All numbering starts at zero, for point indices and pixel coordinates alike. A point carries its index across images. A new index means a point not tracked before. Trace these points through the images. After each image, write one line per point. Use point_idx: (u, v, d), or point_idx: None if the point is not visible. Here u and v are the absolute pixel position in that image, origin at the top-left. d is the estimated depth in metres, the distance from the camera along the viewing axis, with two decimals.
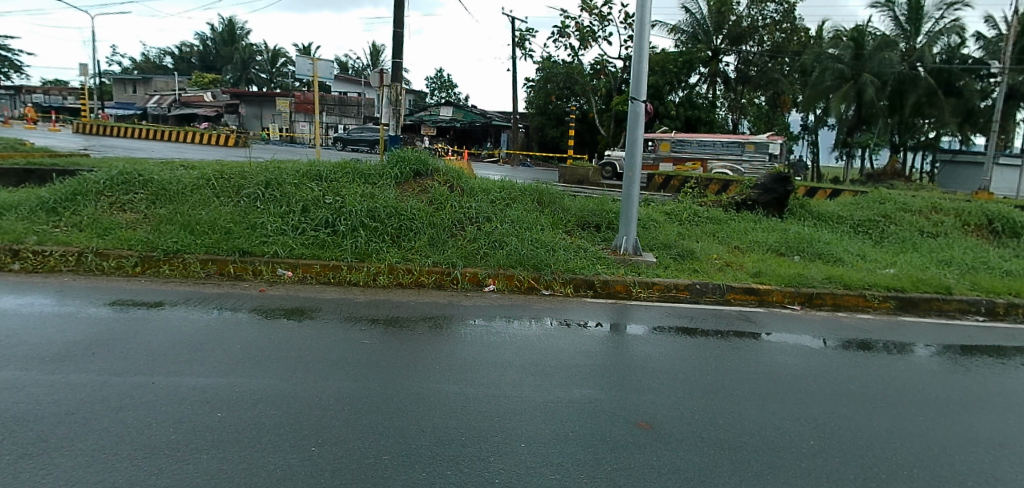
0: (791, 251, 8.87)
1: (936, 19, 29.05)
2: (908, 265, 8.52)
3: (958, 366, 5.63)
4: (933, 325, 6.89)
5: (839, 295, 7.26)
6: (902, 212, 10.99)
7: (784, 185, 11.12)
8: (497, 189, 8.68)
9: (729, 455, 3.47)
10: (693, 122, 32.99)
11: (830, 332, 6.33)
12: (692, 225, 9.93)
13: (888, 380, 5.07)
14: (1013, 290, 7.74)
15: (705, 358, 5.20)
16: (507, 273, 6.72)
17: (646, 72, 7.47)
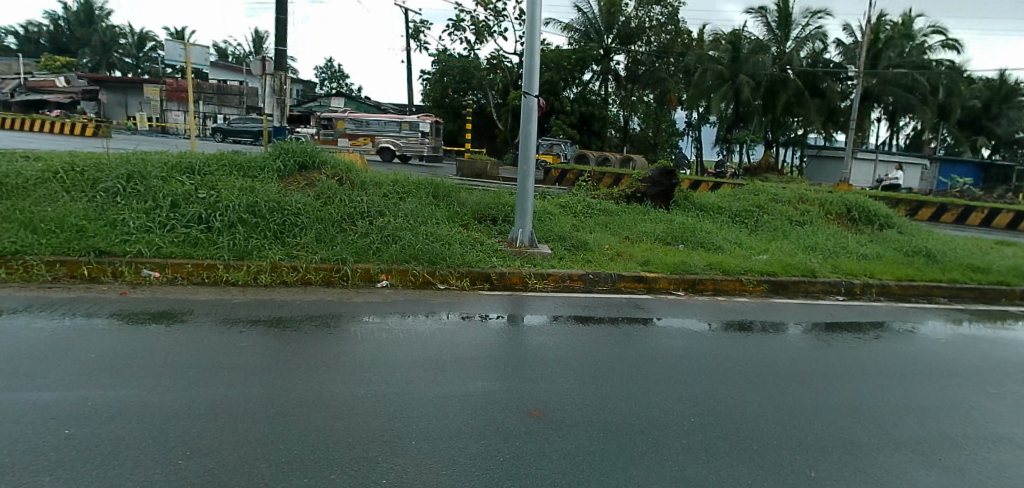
0: (676, 240, 9.33)
1: (803, 26, 31.51)
2: (779, 251, 9.21)
3: (823, 342, 6.15)
4: (801, 305, 7.51)
5: (719, 281, 7.74)
6: (774, 202, 11.89)
7: (670, 178, 11.67)
8: (389, 183, 8.50)
9: (615, 436, 3.59)
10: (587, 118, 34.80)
11: (712, 315, 6.72)
12: (586, 216, 10.22)
13: (763, 358, 5.45)
14: (868, 271, 8.58)
15: (597, 345, 5.35)
16: (400, 268, 6.57)
17: (537, 67, 7.56)
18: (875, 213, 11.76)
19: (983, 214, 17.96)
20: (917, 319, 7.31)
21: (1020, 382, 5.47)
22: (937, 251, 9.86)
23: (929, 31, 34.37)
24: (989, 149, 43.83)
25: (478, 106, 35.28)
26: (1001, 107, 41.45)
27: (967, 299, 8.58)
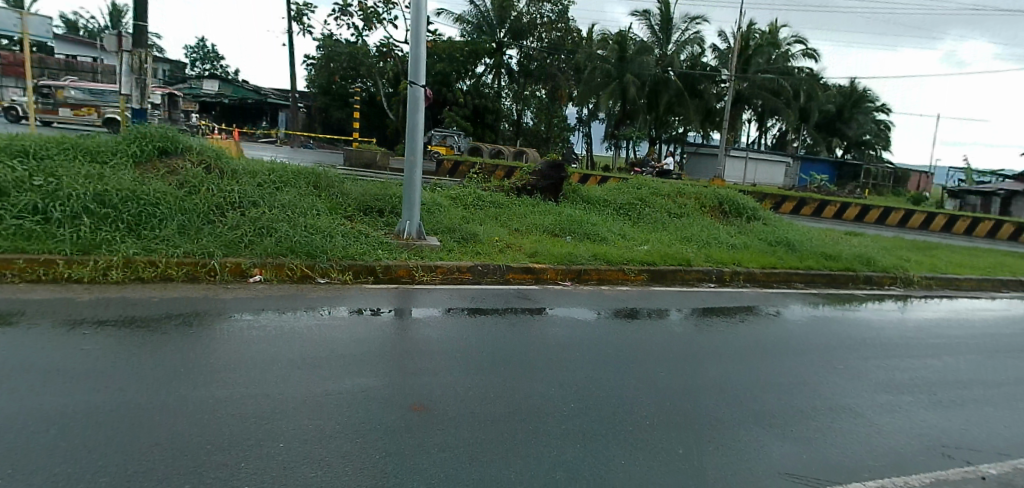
0: (564, 232, 9.55)
1: (682, 31, 33.33)
2: (659, 242, 9.68)
3: (698, 327, 6.54)
4: (677, 292, 7.94)
5: (603, 271, 8.01)
6: (655, 196, 12.48)
7: (559, 172, 11.98)
8: (264, 172, 8.05)
9: (498, 426, 3.68)
10: (481, 111, 34.35)
11: (598, 304, 6.94)
12: (475, 209, 10.22)
13: (642, 344, 5.71)
14: (737, 260, 9.23)
15: (483, 336, 5.35)
16: (276, 262, 6.25)
17: (423, 57, 7.43)
18: (744, 206, 12.67)
19: (834, 207, 19.92)
20: (778, 303, 7.96)
21: (861, 356, 6.12)
22: (796, 241, 10.79)
23: (792, 41, 37.51)
24: (840, 149, 48.67)
25: (368, 95, 34.28)
26: (850, 112, 46.03)
27: (820, 284, 9.47)
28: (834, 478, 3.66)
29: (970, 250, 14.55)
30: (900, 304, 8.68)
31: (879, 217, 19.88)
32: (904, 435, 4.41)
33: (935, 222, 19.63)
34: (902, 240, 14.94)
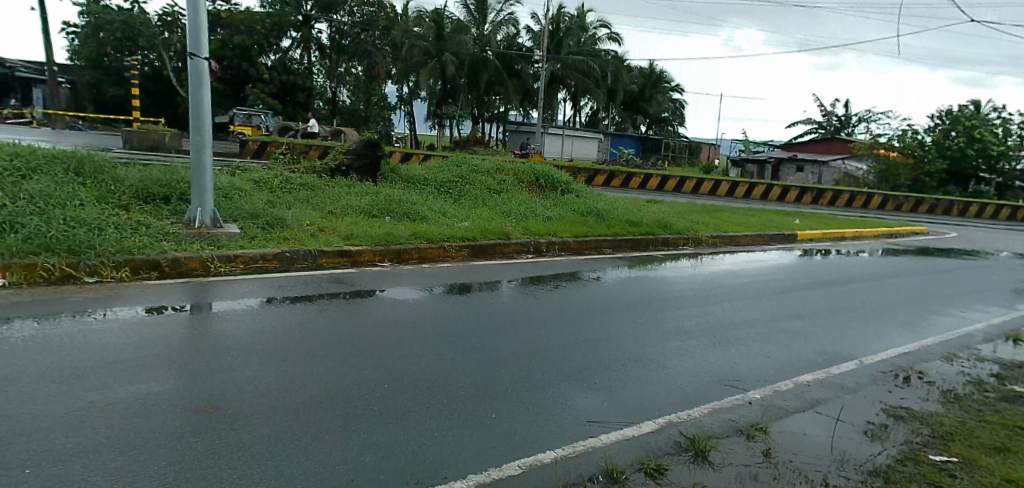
0: (382, 213, 9.33)
1: (497, 11, 34.08)
2: (479, 218, 9.84)
3: (516, 296, 6.77)
4: (497, 265, 8.16)
5: (423, 249, 7.97)
6: (474, 173, 12.66)
7: (374, 150, 11.62)
8: (7, 159, 6.85)
9: (304, 417, 3.54)
10: (289, 88, 32.80)
11: (424, 282, 6.90)
12: (283, 192, 9.60)
13: (461, 317, 5.80)
14: (552, 231, 9.69)
15: (291, 324, 5.08)
16: (25, 261, 5.35)
17: (205, 26, 6.79)
18: (559, 180, 13.32)
19: (639, 179, 21.73)
20: (592, 268, 8.52)
21: (658, 309, 6.75)
22: (604, 211, 11.60)
23: (598, 25, 39.97)
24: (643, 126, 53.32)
25: (151, 69, 30.73)
26: (650, 92, 50.79)
27: (626, 248, 10.29)
28: (628, 420, 4.03)
29: (747, 210, 16.75)
30: (692, 261, 9.71)
31: (677, 186, 22.08)
32: (689, 374, 4.96)
33: (721, 188, 22.30)
34: (695, 205, 16.74)
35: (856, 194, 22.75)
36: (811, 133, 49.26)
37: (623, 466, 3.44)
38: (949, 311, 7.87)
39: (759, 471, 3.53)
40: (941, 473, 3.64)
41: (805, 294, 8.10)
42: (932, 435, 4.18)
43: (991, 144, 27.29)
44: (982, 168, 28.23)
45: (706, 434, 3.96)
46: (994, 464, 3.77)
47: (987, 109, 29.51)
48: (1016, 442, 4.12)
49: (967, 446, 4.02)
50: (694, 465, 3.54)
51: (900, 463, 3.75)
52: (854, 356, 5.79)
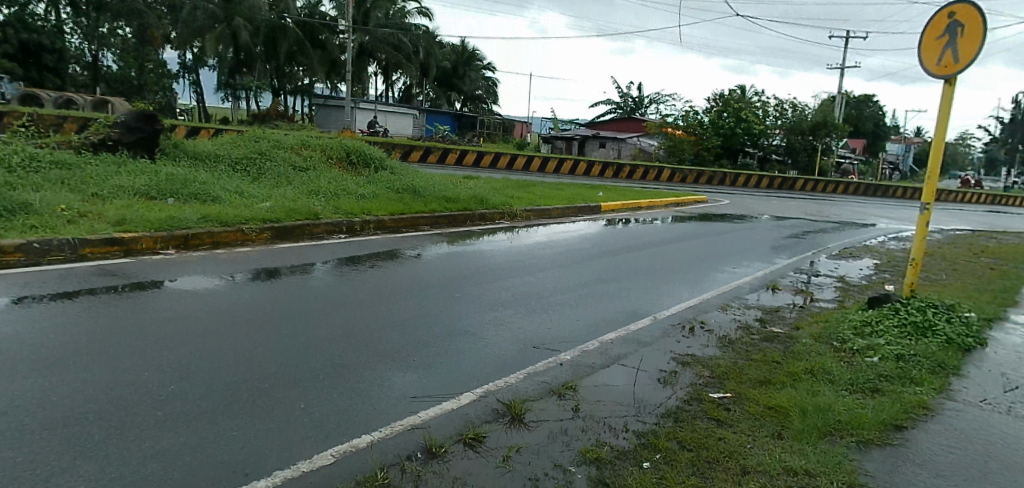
0: (164, 193, 8.30)
1: None
2: (283, 198, 9.14)
3: (329, 277, 6.42)
4: (305, 247, 7.65)
5: (218, 234, 7.22)
6: (276, 149, 11.76)
7: (150, 124, 10.29)
8: None
9: (64, 433, 3.01)
10: (32, 49, 27.91)
11: (225, 269, 6.26)
12: (30, 173, 8.12)
13: (265, 304, 5.35)
14: (366, 210, 9.34)
15: (47, 326, 4.30)
16: None
17: None
18: (371, 156, 12.84)
19: (455, 155, 21.78)
20: (411, 245, 8.36)
21: (475, 283, 6.83)
22: (419, 187, 11.46)
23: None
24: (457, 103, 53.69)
25: None
26: (462, 69, 51.35)
27: (443, 224, 10.27)
28: (446, 392, 4.01)
29: (557, 184, 17.67)
30: (508, 235, 9.97)
31: (492, 162, 22.51)
32: (505, 342, 5.08)
33: (533, 164, 23.21)
34: (509, 180, 17.24)
35: (650, 168, 25.13)
36: (611, 111, 53.28)
37: (441, 440, 3.40)
38: (724, 268, 8.99)
39: (568, 426, 3.72)
40: (719, 408, 4.13)
41: (609, 260, 8.73)
42: (712, 376, 4.73)
43: (754, 123, 31.68)
44: (747, 144, 32.71)
45: (521, 398, 4.06)
46: (759, 395, 4.36)
47: (750, 93, 34.12)
48: (776, 374, 4.82)
49: (739, 382, 4.60)
50: (510, 430, 3.61)
51: (686, 403, 4.18)
52: (651, 314, 6.35)
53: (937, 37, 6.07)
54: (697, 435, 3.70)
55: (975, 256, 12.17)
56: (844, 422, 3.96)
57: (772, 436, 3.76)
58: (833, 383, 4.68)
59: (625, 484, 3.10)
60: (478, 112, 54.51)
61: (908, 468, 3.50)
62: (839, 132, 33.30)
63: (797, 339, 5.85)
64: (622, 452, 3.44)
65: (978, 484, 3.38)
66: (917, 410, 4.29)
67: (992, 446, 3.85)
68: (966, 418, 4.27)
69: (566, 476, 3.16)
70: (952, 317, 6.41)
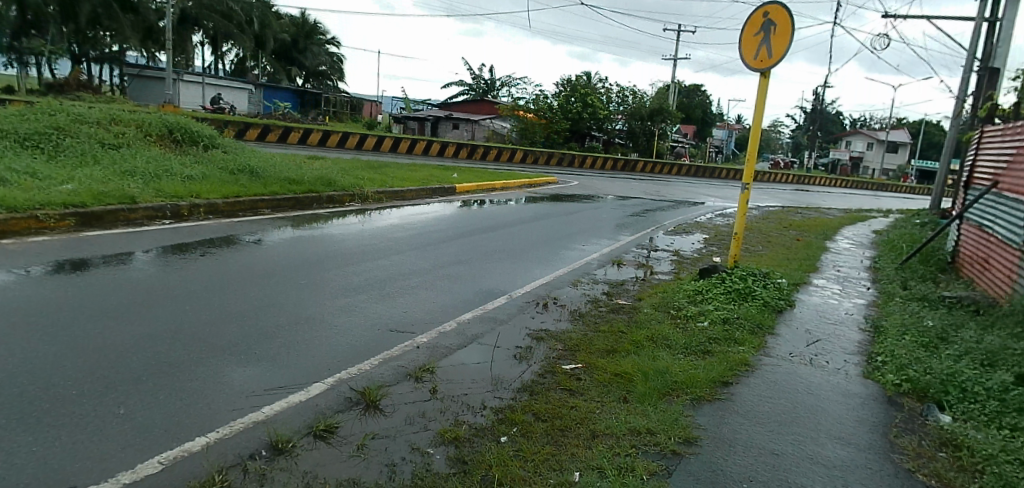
0: None
1: None
2: (90, 179, 8.10)
3: (152, 266, 5.79)
4: (120, 234, 6.83)
5: (4, 221, 6.24)
6: (78, 124, 10.37)
7: None
8: None
9: None
10: None
11: (18, 262, 5.42)
12: None
13: (71, 299, 4.70)
14: (193, 193, 8.55)
15: None
16: None
17: None
18: (198, 133, 11.73)
19: (299, 133, 20.59)
20: (250, 230, 7.79)
21: (324, 268, 6.52)
22: (258, 168, 10.71)
23: None
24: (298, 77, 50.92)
25: None
26: (303, 42, 48.69)
27: (287, 208, 9.68)
28: (294, 384, 3.79)
29: (410, 166, 17.40)
30: (360, 217, 9.64)
31: (340, 141, 21.58)
32: (358, 328, 4.90)
33: (385, 144, 22.62)
34: (357, 161, 16.67)
35: (503, 149, 25.63)
36: (463, 93, 53.39)
37: (288, 435, 3.20)
38: (574, 246, 9.40)
39: (425, 408, 3.67)
40: (571, 378, 4.31)
41: (464, 241, 8.76)
42: (564, 349, 4.92)
43: (598, 108, 33.34)
44: (593, 128, 34.39)
45: (377, 384, 3.95)
46: (606, 363, 4.62)
47: (594, 80, 35.92)
48: (621, 343, 5.13)
49: (588, 353, 4.84)
50: (364, 417, 3.50)
51: (540, 376, 4.31)
52: (505, 292, 6.47)
53: (754, 33, 6.72)
54: (550, 406, 3.83)
55: (785, 229, 13.84)
56: (680, 382, 4.32)
57: (619, 400, 4.00)
58: (671, 348, 5.08)
59: (482, 460, 3.13)
60: (321, 89, 52.01)
61: (734, 419, 3.89)
62: (673, 119, 36.11)
63: (639, 309, 6.27)
64: (479, 429, 3.47)
65: (789, 427, 3.84)
66: (740, 367, 4.79)
67: (800, 394, 4.40)
68: (778, 370, 4.84)
69: (424, 458, 3.12)
70: (767, 283, 7.23)
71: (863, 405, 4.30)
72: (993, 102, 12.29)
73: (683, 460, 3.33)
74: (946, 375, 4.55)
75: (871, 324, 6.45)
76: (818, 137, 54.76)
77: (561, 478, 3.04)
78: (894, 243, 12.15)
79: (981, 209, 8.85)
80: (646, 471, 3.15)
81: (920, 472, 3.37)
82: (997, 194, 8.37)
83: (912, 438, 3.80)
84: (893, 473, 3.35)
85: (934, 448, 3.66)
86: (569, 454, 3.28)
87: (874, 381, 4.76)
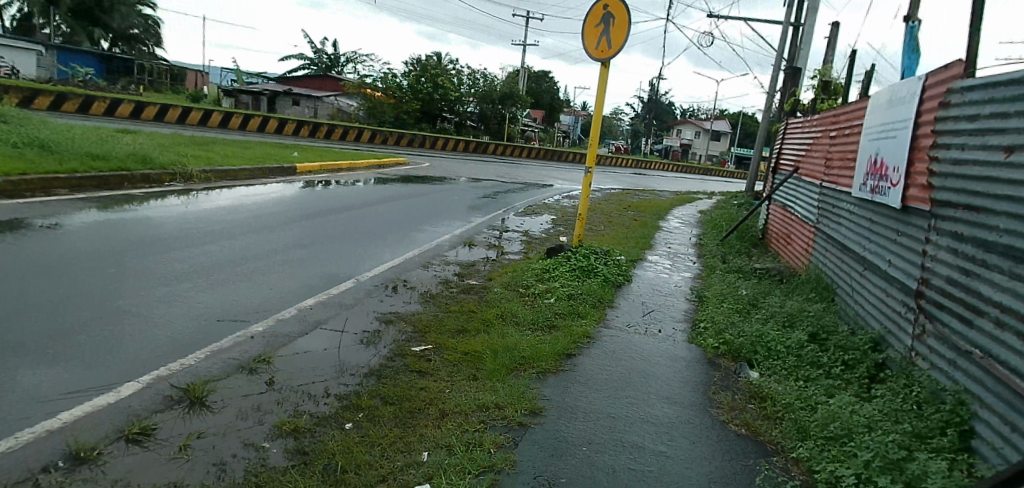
0: None
1: None
2: None
3: None
4: None
5: None
6: None
7: None
8: None
9: None
10: None
11: None
12: None
13: None
14: None
15: None
16: None
17: None
18: None
19: (105, 104, 18.25)
20: (44, 214, 6.79)
21: (140, 255, 5.87)
22: (51, 142, 9.33)
23: None
24: (107, 41, 44.97)
25: None
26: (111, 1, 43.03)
27: (89, 188, 8.55)
28: (102, 385, 3.37)
29: (243, 143, 16.13)
30: (184, 199, 8.79)
31: (157, 114, 19.45)
32: (182, 319, 4.48)
33: (213, 119, 20.75)
34: (181, 137, 15.14)
35: (348, 128, 24.67)
36: (305, 68, 50.49)
37: (94, 442, 2.84)
38: (425, 228, 9.31)
39: (261, 401, 3.44)
40: (420, 359, 4.27)
41: (305, 224, 8.32)
42: (413, 331, 4.87)
43: (449, 90, 33.20)
44: (444, 109, 34.26)
45: (203, 380, 3.62)
46: (456, 342, 4.63)
47: (445, 60, 35.71)
48: (471, 322, 5.18)
49: (438, 334, 4.82)
50: (188, 415, 3.20)
51: (388, 360, 4.23)
52: (350, 276, 6.25)
53: (595, 24, 7.03)
54: (398, 389, 3.76)
55: (624, 210, 14.79)
56: (527, 357, 4.45)
57: (469, 378, 4.03)
58: (519, 324, 5.23)
59: (324, 450, 2.99)
60: (136, 56, 46.43)
61: (576, 387, 4.10)
62: (522, 103, 36.98)
63: (489, 288, 6.37)
64: (322, 418, 3.32)
65: (624, 391, 4.12)
66: (583, 339, 5.05)
67: (635, 361, 4.74)
68: (616, 340, 5.17)
69: (258, 453, 2.92)
70: (607, 260, 7.69)
71: (687, 366, 4.73)
72: (796, 98, 14.01)
73: (529, 430, 3.43)
74: (755, 337, 5.13)
75: (696, 294, 7.11)
76: (653, 124, 58.99)
77: (409, 459, 3.00)
78: (716, 222, 13.46)
79: (785, 192, 10.08)
80: (493, 445, 3.21)
81: (733, 423, 3.77)
82: (798, 178, 9.56)
83: (727, 394, 4.24)
84: (710, 425, 3.72)
85: (744, 401, 4.12)
86: (418, 434, 3.25)
87: (697, 345, 5.25)
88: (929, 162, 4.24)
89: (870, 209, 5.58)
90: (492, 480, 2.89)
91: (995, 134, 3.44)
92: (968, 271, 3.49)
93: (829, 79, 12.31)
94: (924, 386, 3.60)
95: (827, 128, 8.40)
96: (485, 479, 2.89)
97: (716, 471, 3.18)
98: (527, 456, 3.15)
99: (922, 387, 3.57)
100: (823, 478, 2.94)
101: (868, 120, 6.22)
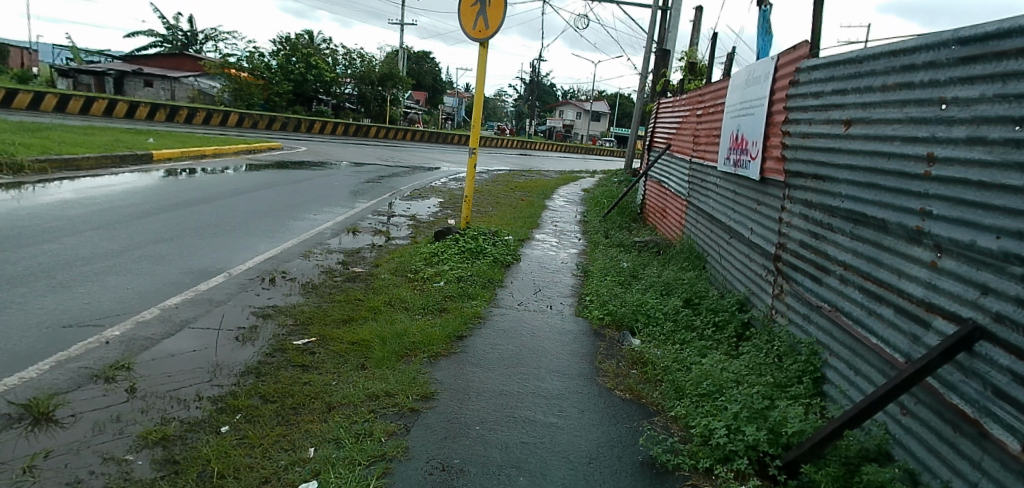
0: None
1: None
2: None
3: None
4: None
5: None
6: None
7: None
8: None
9: None
10: None
11: None
12: None
13: None
14: None
15: None
16: None
17: None
18: None
19: None
20: None
21: None
22: None
23: None
24: None
25: None
26: None
27: None
28: None
29: (83, 128, 14.43)
30: (14, 193, 7.75)
31: None
32: (17, 329, 3.97)
33: (47, 103, 18.35)
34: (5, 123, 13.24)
35: (212, 112, 22.89)
36: (157, 46, 45.92)
37: None
38: (304, 216, 8.88)
39: (121, 411, 3.13)
40: (303, 353, 4.07)
41: (166, 216, 7.65)
42: (294, 323, 4.63)
43: (325, 71, 31.72)
44: (320, 91, 32.75)
45: (48, 394, 3.24)
46: (341, 332, 4.46)
47: (319, 39, 34.11)
48: (357, 310, 5.01)
49: (322, 325, 4.63)
50: (32, 434, 2.86)
51: (268, 356, 4.00)
52: (220, 271, 5.83)
53: (472, 4, 6.93)
54: (279, 385, 3.56)
55: (511, 191, 14.92)
56: (417, 342, 4.38)
57: (356, 368, 3.91)
58: (408, 310, 5.13)
59: (196, 457, 2.77)
60: None
61: (468, 368, 4.10)
62: (402, 85, 36.24)
63: (376, 275, 6.19)
64: (193, 423, 3.07)
65: (516, 368, 4.18)
66: (473, 319, 5.06)
67: (525, 337, 4.81)
68: (506, 319, 5.23)
69: (120, 467, 2.66)
70: (495, 241, 7.73)
71: (574, 339, 4.87)
72: (666, 78, 14.75)
73: (421, 415, 3.38)
74: (636, 305, 5.39)
75: (581, 270, 7.33)
76: (536, 106, 59.96)
77: (293, 457, 2.85)
78: (598, 199, 13.92)
79: (660, 168, 10.61)
80: (384, 434, 3.12)
81: (618, 389, 3.93)
82: (670, 155, 10.08)
83: (612, 361, 4.42)
84: (597, 393, 3.87)
85: (627, 367, 4.31)
86: (302, 431, 3.09)
87: (584, 317, 5.43)
88: (783, 137, 4.60)
89: (733, 181, 6.00)
90: (384, 469, 2.81)
91: (837, 109, 3.78)
92: (817, 233, 3.83)
93: (694, 60, 13.04)
94: (783, 339, 3.93)
95: (695, 107, 8.91)
96: (375, 470, 2.80)
97: (603, 436, 3.30)
98: (419, 441, 3.09)
99: (781, 341, 3.90)
100: (698, 432, 3.14)
101: (729, 99, 6.65)
